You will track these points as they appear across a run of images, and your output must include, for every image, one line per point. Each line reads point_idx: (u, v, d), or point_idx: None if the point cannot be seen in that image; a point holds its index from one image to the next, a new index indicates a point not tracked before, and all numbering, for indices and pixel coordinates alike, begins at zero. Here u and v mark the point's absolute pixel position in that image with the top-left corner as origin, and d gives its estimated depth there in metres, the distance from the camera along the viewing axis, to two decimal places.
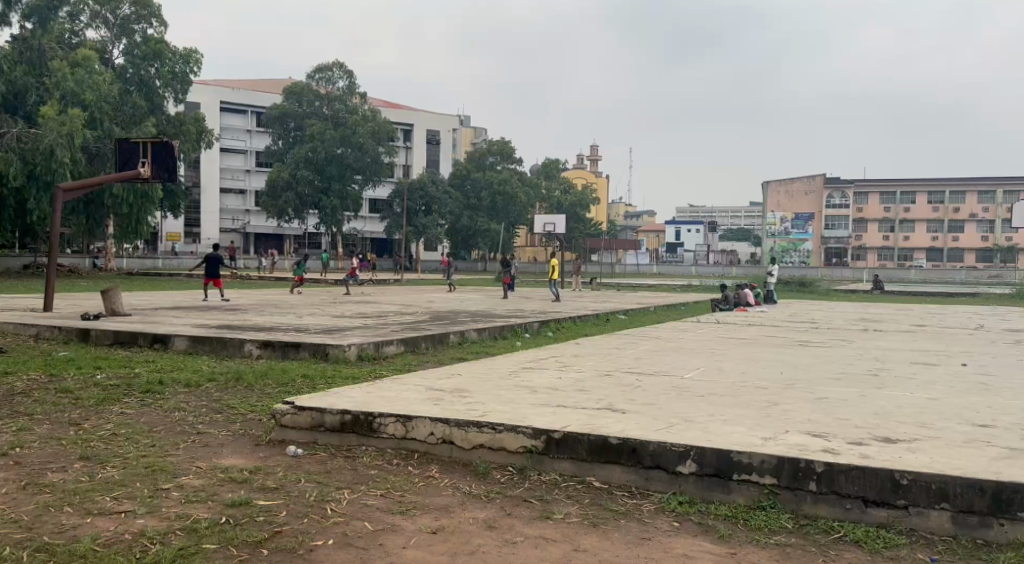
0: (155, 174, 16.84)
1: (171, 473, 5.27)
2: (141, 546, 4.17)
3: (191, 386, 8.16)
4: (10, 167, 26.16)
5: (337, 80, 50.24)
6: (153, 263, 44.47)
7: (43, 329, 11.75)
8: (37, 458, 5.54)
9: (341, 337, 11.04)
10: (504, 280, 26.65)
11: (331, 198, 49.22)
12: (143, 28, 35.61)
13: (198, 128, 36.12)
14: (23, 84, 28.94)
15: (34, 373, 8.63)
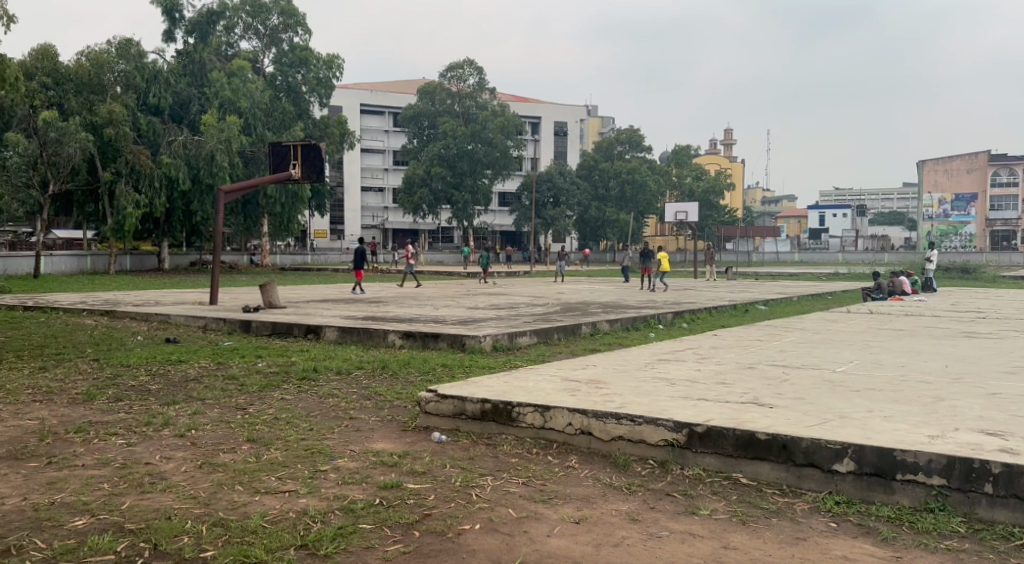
0: (305, 175, 17.77)
1: (327, 455, 5.55)
2: (304, 523, 4.41)
3: (341, 374, 8.54)
4: (179, 173, 28.32)
5: (468, 77, 50.98)
6: (302, 259, 46.97)
7: (209, 321, 12.62)
8: (210, 440, 5.98)
9: (477, 328, 11.26)
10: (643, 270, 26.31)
11: (462, 192, 50.12)
12: (290, 36, 37.48)
13: (341, 129, 37.87)
14: (187, 95, 31.29)
15: (204, 361, 9.34)
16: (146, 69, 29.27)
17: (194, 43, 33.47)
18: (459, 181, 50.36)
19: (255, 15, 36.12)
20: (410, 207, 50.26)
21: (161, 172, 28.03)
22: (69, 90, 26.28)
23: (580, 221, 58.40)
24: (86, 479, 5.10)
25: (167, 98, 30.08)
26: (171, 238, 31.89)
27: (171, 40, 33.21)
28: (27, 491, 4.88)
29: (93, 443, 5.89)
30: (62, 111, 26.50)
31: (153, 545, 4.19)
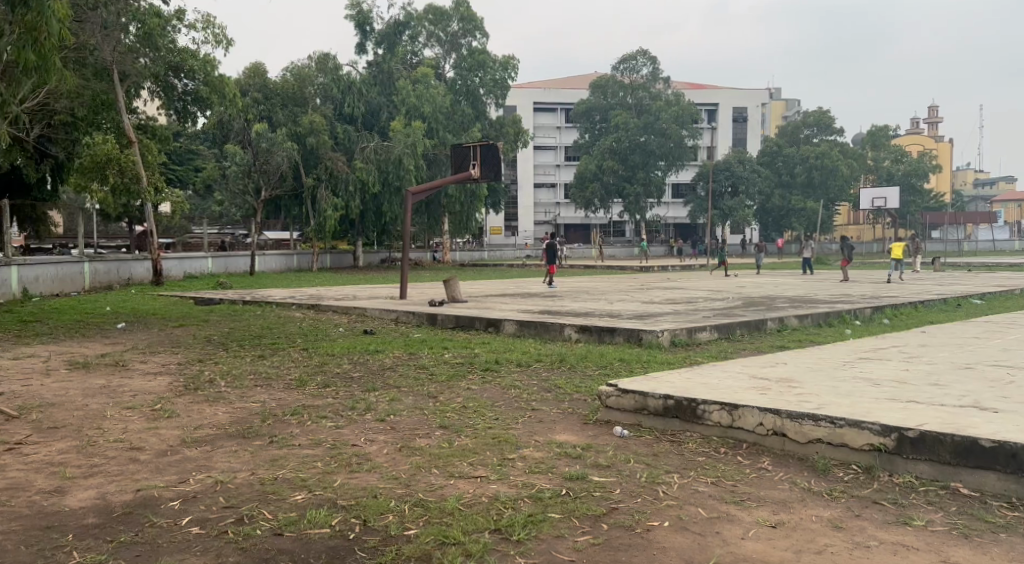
0: (483, 174, 18.27)
1: (513, 444, 5.69)
2: (497, 509, 4.56)
3: (522, 366, 8.75)
4: (369, 176, 30.00)
5: (641, 68, 50.47)
6: (480, 256, 48.45)
7: (400, 314, 13.32)
8: (406, 425, 6.31)
9: (656, 322, 11.12)
10: (843, 264, 24.76)
11: (635, 184, 49.48)
12: (469, 41, 38.65)
13: (516, 129, 38.61)
14: (377, 104, 33.18)
15: (397, 351, 9.89)
16: (342, 80, 31.48)
17: (383, 54, 35.39)
18: (632, 174, 49.85)
19: (437, 23, 37.60)
20: (582, 202, 51.09)
21: (355, 176, 29.91)
22: (275, 103, 28.78)
23: (762, 211, 55.99)
24: (302, 458, 5.54)
25: (360, 106, 32.04)
26: (364, 236, 33.92)
27: (362, 52, 35.30)
28: (254, 467, 5.39)
29: (307, 424, 6.40)
30: (270, 123, 28.94)
31: (362, 520, 4.49)
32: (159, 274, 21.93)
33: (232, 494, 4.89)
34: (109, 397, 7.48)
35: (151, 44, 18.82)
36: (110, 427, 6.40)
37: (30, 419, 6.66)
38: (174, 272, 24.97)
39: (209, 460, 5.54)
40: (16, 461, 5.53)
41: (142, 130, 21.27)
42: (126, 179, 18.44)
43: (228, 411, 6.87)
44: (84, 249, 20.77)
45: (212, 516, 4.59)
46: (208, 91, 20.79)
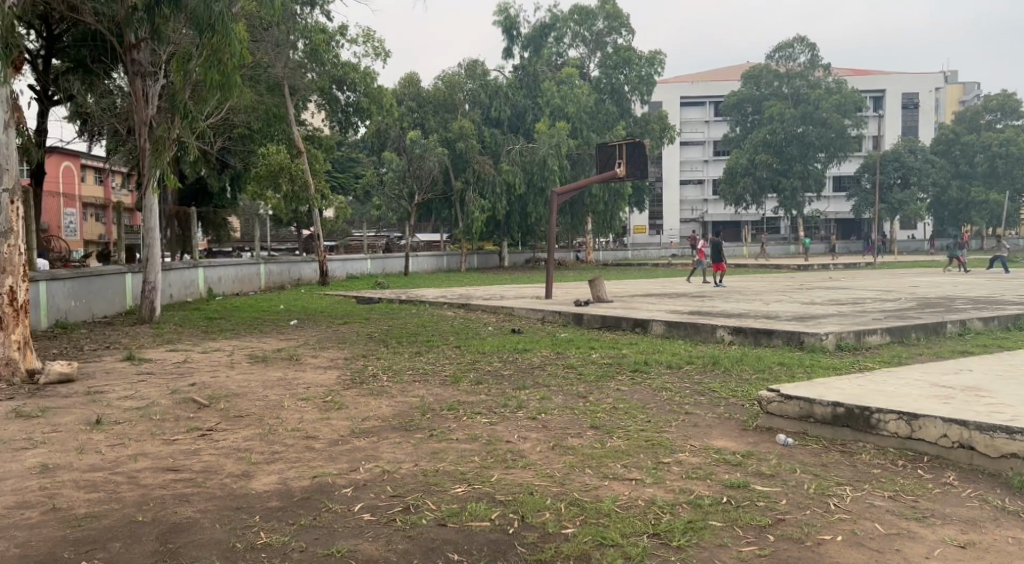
0: (629, 173, 18.02)
1: (668, 448, 5.60)
2: (655, 512, 4.50)
3: (673, 368, 8.58)
4: (515, 177, 30.40)
5: (797, 56, 48.17)
6: (624, 256, 48.10)
7: (547, 314, 13.43)
8: (559, 424, 6.35)
9: (817, 325, 10.61)
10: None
11: (792, 179, 47.32)
12: (614, 39, 38.30)
13: (662, 125, 38.01)
14: (523, 106, 33.61)
15: (545, 351, 9.94)
16: (489, 85, 32.17)
17: (528, 57, 35.85)
18: (787, 167, 47.79)
19: (582, 23, 37.60)
20: (733, 198, 49.52)
21: (501, 178, 30.44)
22: (428, 111, 29.75)
23: (937, 204, 52.26)
24: (461, 452, 5.69)
25: (506, 110, 32.65)
26: (510, 236, 34.50)
27: (509, 57, 35.87)
28: (417, 458, 5.59)
29: (463, 419, 6.58)
30: (423, 130, 30.00)
31: (520, 516, 4.55)
32: (323, 274, 23.26)
33: (398, 484, 5.11)
34: (286, 388, 8.01)
35: (317, 59, 19.97)
36: (287, 417, 6.84)
37: (218, 407, 7.24)
38: (337, 273, 26.38)
39: (374, 451, 5.80)
40: (208, 446, 6.02)
41: (308, 140, 22.65)
42: (296, 187, 19.66)
43: (390, 404, 7.17)
44: (260, 252, 22.34)
45: (381, 504, 4.80)
46: (368, 102, 21.78)
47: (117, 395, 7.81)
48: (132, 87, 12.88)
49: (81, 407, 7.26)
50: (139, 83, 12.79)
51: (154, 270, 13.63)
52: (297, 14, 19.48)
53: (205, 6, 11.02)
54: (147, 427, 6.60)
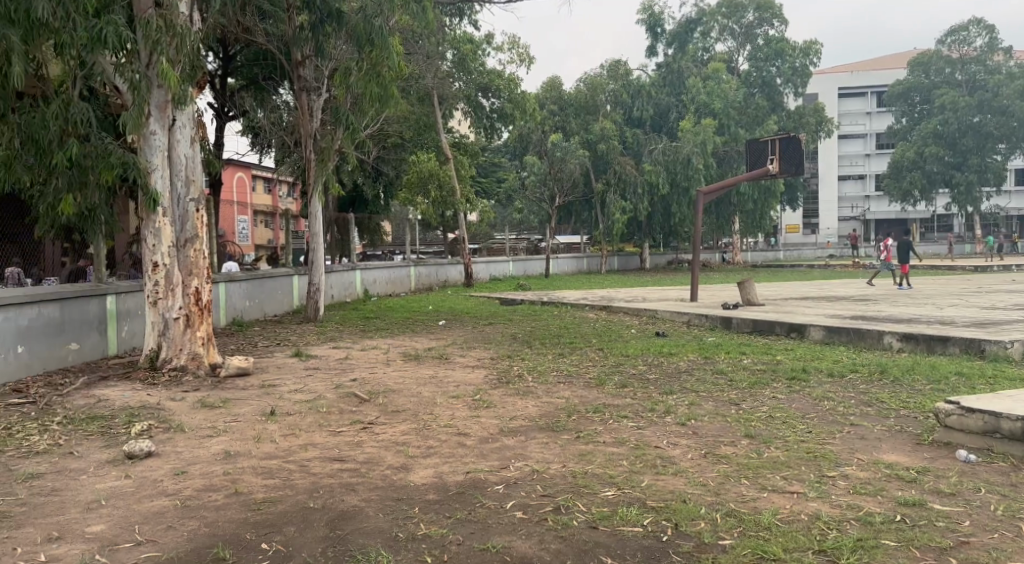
0: (783, 169, 17.24)
1: (833, 461, 5.33)
2: (819, 528, 4.30)
3: (834, 376, 8.16)
4: (659, 177, 29.87)
5: (975, 40, 44.64)
6: (775, 256, 46.31)
7: (693, 317, 13.12)
8: (710, 431, 6.19)
9: (999, 332, 9.83)
10: None
11: (967, 173, 43.40)
12: (765, 30, 36.82)
13: (818, 118, 36.27)
14: (667, 105, 33.06)
15: (692, 355, 9.72)
16: (632, 85, 32.02)
17: (673, 54, 35.18)
18: (962, 160, 43.84)
19: (731, 16, 36.45)
20: (898, 195, 46.25)
21: (644, 179, 30.05)
22: (570, 114, 29.83)
23: None
24: (610, 455, 5.67)
25: (649, 109, 32.27)
26: (651, 238, 33.98)
27: (653, 55, 35.35)
28: (566, 459, 5.62)
29: (610, 422, 6.56)
30: (565, 133, 30.12)
31: (674, 524, 4.48)
32: (469, 276, 23.87)
33: (548, 485, 5.14)
34: (438, 386, 8.27)
35: (464, 68, 20.79)
36: (440, 413, 7.07)
37: (376, 402, 7.57)
38: (481, 274, 26.98)
39: (524, 450, 5.89)
40: (369, 439, 6.32)
41: (455, 147, 23.33)
42: (444, 192, 20.24)
43: (538, 405, 7.24)
44: (410, 255, 23.16)
45: (533, 503, 4.86)
46: (512, 107, 22.20)
47: (287, 388, 8.35)
48: (298, 102, 13.87)
49: (256, 399, 7.81)
50: (304, 98, 13.78)
51: (318, 272, 14.44)
52: (448, 26, 20.15)
53: (365, 23, 11.74)
54: (314, 419, 7.00)
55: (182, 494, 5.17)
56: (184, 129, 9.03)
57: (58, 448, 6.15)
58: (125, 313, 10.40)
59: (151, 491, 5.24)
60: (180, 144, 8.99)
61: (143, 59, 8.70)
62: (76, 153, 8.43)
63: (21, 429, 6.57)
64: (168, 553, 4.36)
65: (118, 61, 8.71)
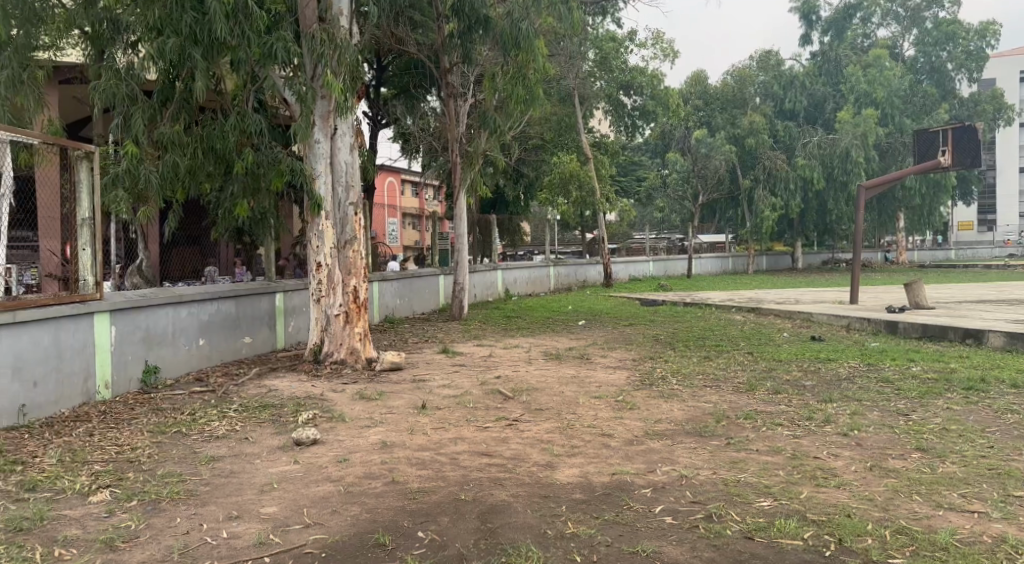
0: (956, 161, 16.10)
1: (1020, 479, 4.92)
2: (1006, 554, 4.02)
3: (1017, 388, 7.49)
4: (814, 172, 28.51)
5: None
6: (945, 255, 43.07)
7: (853, 320, 12.42)
8: (876, 442, 5.85)
9: None
10: None
11: None
12: (934, 12, 34.20)
13: (996, 104, 33.49)
14: (822, 95, 31.51)
15: (854, 361, 9.21)
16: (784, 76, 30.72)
17: (829, 42, 33.42)
18: None
19: None
20: None
21: (797, 174, 28.75)
22: (716, 108, 29.12)
23: None
24: (764, 464, 5.47)
25: (802, 101, 30.91)
26: (803, 236, 32.52)
27: (808, 43, 33.77)
28: (716, 466, 5.47)
29: (763, 430, 6.32)
30: (711, 128, 29.36)
31: (837, 539, 4.29)
32: (609, 276, 23.74)
33: (699, 491, 5.02)
34: (580, 386, 8.27)
35: (607, 67, 20.63)
36: (584, 413, 7.07)
37: (520, 400, 7.68)
38: (621, 275, 26.75)
39: (674, 454, 5.78)
40: (515, 435, 6.40)
41: (596, 147, 23.27)
42: (585, 193, 20.23)
43: (685, 409, 7.09)
44: (550, 255, 23.31)
45: (683, 509, 4.77)
46: (654, 104, 21.85)
47: (436, 383, 8.62)
48: (446, 108, 14.17)
49: (409, 393, 8.11)
50: (452, 104, 14.04)
51: (463, 272, 14.79)
52: (593, 24, 20.10)
53: (511, 28, 11.74)
54: (462, 414, 7.18)
55: (344, 481, 5.44)
56: (344, 138, 9.47)
57: (233, 433, 6.64)
58: (292, 309, 11.10)
59: (316, 476, 5.56)
60: (340, 151, 9.45)
61: (308, 71, 9.23)
62: (251, 160, 8.93)
63: (202, 415, 7.13)
64: (334, 536, 4.60)
65: (287, 74, 9.28)
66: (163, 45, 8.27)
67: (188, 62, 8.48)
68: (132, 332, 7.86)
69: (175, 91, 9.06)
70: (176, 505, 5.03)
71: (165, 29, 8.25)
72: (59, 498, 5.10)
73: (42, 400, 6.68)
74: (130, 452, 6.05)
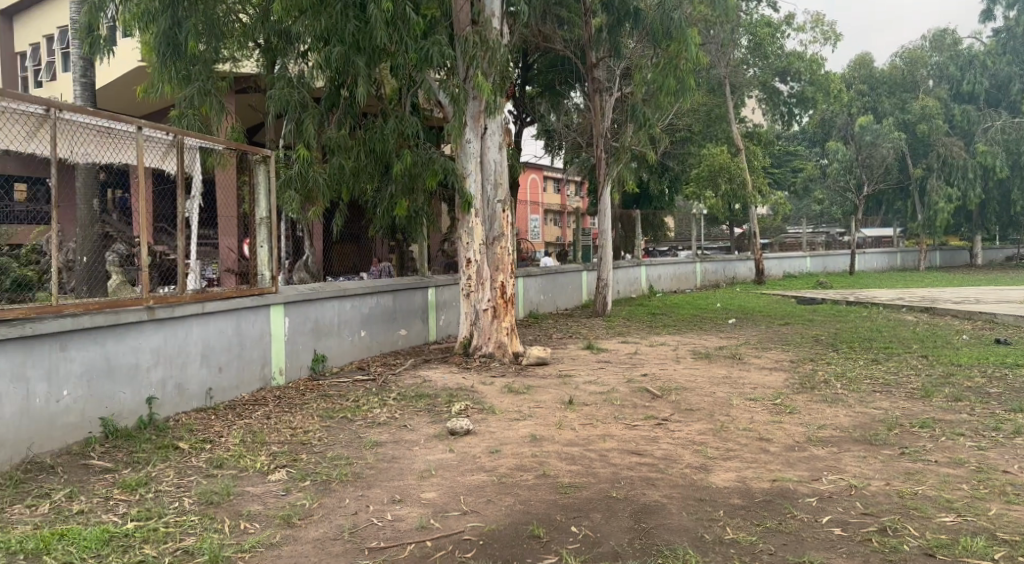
0: None
1: None
2: None
3: None
4: (996, 159, 26.18)
5: None
6: None
7: None
8: None
9: None
10: None
11: None
12: None
13: None
14: (1007, 75, 28.82)
15: None
16: (961, 56, 28.42)
17: (1016, 17, 29.69)
18: None
19: None
20: None
21: (975, 162, 26.51)
22: (883, 93, 27.41)
23: None
24: (944, 476, 5.09)
25: (983, 82, 28.44)
26: (983, 229, 29.92)
27: (990, 19, 31.03)
28: (889, 477, 5.15)
29: (941, 440, 5.88)
30: (877, 115, 27.61)
31: None
32: (762, 273, 22.84)
33: (870, 502, 4.76)
34: (733, 387, 8.01)
35: (760, 53, 19.50)
36: (739, 416, 6.84)
37: (670, 399, 7.53)
38: (775, 271, 25.61)
39: (840, 463, 5.49)
40: (666, 435, 6.30)
41: (748, 137, 22.44)
42: (736, 186, 19.52)
43: (850, 415, 6.72)
44: (698, 251, 22.68)
45: (853, 520, 4.53)
46: (813, 90, 20.93)
47: (583, 379, 8.61)
48: (592, 103, 14.09)
49: (556, 388, 8.16)
50: (598, 99, 13.96)
51: (607, 267, 14.68)
52: (747, 9, 19.35)
53: (663, 18, 11.63)
54: (610, 411, 7.13)
55: (498, 471, 5.55)
56: (494, 136, 9.61)
57: (393, 420, 6.92)
58: (442, 303, 11.44)
59: (470, 465, 5.69)
60: (491, 150, 9.59)
61: (461, 73, 9.44)
62: (408, 161, 9.27)
63: (364, 402, 7.49)
64: (490, 525, 4.69)
65: (441, 77, 9.54)
66: (329, 54, 8.72)
67: (352, 69, 8.91)
68: (303, 323, 8.36)
69: (339, 96, 9.55)
70: (344, 486, 5.30)
71: (331, 38, 8.69)
72: (242, 474, 5.50)
73: (227, 385, 7.22)
74: (301, 435, 6.44)
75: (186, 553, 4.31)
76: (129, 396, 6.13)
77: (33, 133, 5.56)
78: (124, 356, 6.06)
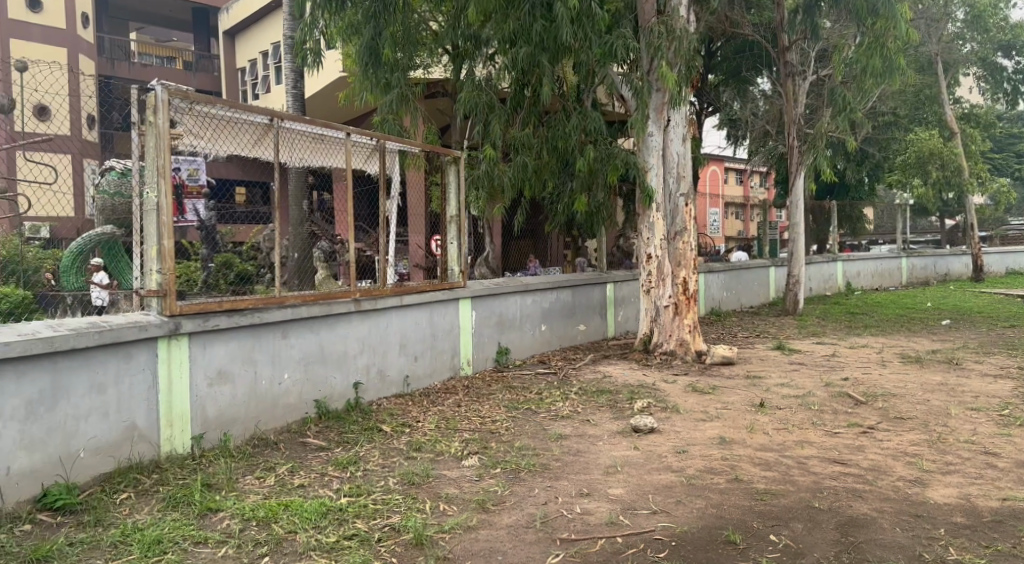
0: None
1: None
2: None
3: None
4: None
5: None
6: None
7: None
8: None
9: None
10: None
11: None
12: None
13: None
14: None
15: None
16: None
17: None
18: None
19: None
20: None
21: None
22: None
23: None
24: None
25: None
26: None
27: None
28: None
29: None
30: None
31: None
32: (978, 270, 20.81)
33: None
34: (950, 395, 7.36)
35: (979, 26, 17.74)
36: (958, 426, 6.26)
37: (876, 406, 7.04)
38: (994, 267, 23.24)
39: None
40: (872, 444, 5.89)
41: (964, 119, 20.50)
42: (949, 174, 17.90)
43: None
44: (903, 246, 21.02)
45: None
46: None
47: (775, 381, 8.24)
48: (784, 89, 13.46)
49: (745, 389, 7.86)
50: (791, 84, 13.26)
51: (799, 263, 13.97)
52: None
53: None
54: (807, 416, 6.77)
55: (686, 472, 5.43)
56: (677, 128, 9.38)
57: (577, 414, 6.96)
58: (622, 299, 11.38)
59: (657, 464, 5.60)
60: (673, 143, 9.38)
61: (644, 65, 9.30)
62: (592, 156, 9.29)
63: (548, 395, 7.59)
64: (682, 526, 4.60)
65: (625, 71, 9.47)
66: (516, 55, 8.90)
67: (539, 68, 9.05)
68: (488, 316, 8.60)
69: (524, 96, 9.72)
70: (532, 476, 5.40)
71: (519, 40, 8.86)
72: (438, 458, 5.75)
73: (422, 373, 7.58)
74: (490, 424, 6.63)
75: (393, 530, 4.56)
76: (339, 380, 6.58)
77: (258, 140, 6.06)
78: (334, 343, 6.51)
